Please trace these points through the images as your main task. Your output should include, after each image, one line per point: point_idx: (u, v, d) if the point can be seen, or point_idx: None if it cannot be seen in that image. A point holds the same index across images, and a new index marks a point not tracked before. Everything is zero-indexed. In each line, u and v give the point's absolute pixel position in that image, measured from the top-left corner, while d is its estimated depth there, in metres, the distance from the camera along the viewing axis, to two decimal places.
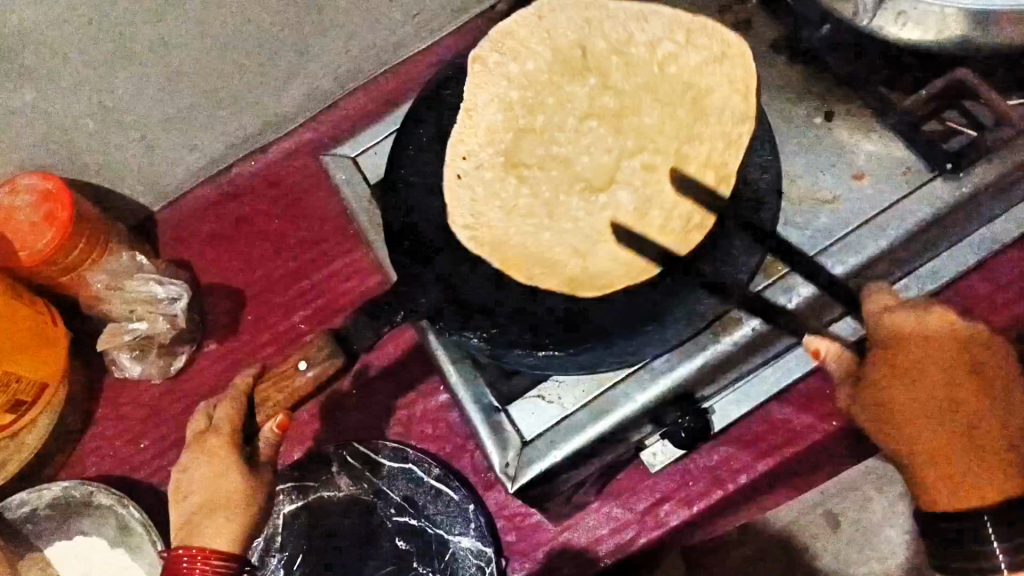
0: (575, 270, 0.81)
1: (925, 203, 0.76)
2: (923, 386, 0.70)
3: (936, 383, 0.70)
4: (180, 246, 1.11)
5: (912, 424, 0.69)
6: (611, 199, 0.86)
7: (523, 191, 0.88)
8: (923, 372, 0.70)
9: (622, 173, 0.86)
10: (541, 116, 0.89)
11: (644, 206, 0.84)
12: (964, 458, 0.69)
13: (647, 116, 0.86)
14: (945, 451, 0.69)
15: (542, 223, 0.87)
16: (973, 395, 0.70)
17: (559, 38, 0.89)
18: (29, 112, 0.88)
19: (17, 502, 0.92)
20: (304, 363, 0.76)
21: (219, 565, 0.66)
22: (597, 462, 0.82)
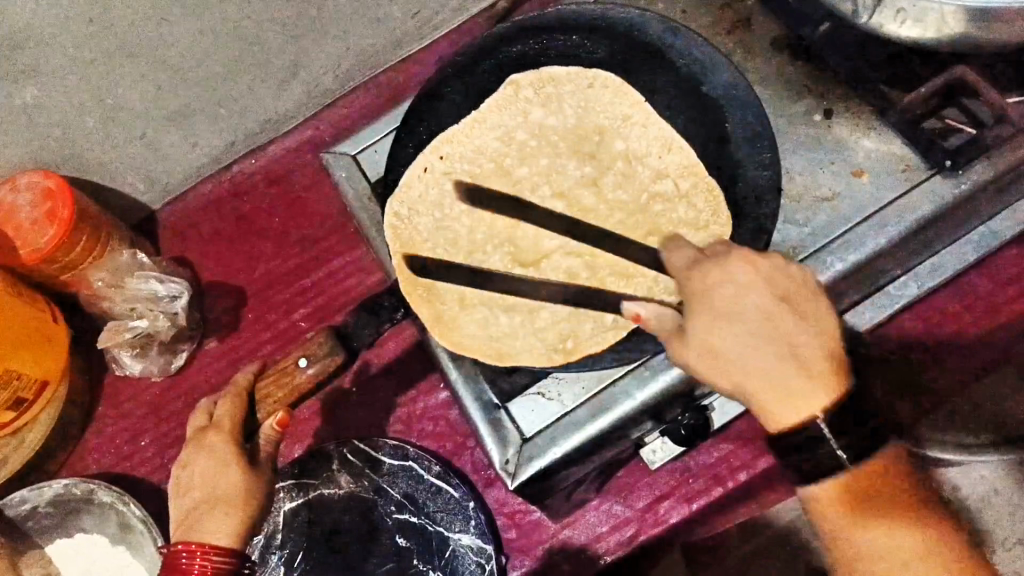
0: (446, 315, 0.83)
1: (928, 199, 0.76)
2: (727, 328, 0.63)
3: (738, 321, 0.63)
4: (180, 245, 1.12)
5: (730, 362, 0.62)
6: (518, 289, 0.84)
7: (462, 223, 0.87)
8: (723, 316, 0.63)
9: (547, 264, 0.84)
10: (523, 168, 0.87)
11: (545, 306, 0.83)
12: (786, 382, 0.61)
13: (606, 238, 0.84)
14: (769, 382, 0.61)
15: (455, 255, 0.86)
16: (770, 325, 0.62)
17: (593, 111, 0.86)
18: (29, 110, 0.88)
19: (17, 500, 0.92)
20: (304, 360, 0.73)
21: (219, 561, 0.66)
22: (597, 460, 0.82)
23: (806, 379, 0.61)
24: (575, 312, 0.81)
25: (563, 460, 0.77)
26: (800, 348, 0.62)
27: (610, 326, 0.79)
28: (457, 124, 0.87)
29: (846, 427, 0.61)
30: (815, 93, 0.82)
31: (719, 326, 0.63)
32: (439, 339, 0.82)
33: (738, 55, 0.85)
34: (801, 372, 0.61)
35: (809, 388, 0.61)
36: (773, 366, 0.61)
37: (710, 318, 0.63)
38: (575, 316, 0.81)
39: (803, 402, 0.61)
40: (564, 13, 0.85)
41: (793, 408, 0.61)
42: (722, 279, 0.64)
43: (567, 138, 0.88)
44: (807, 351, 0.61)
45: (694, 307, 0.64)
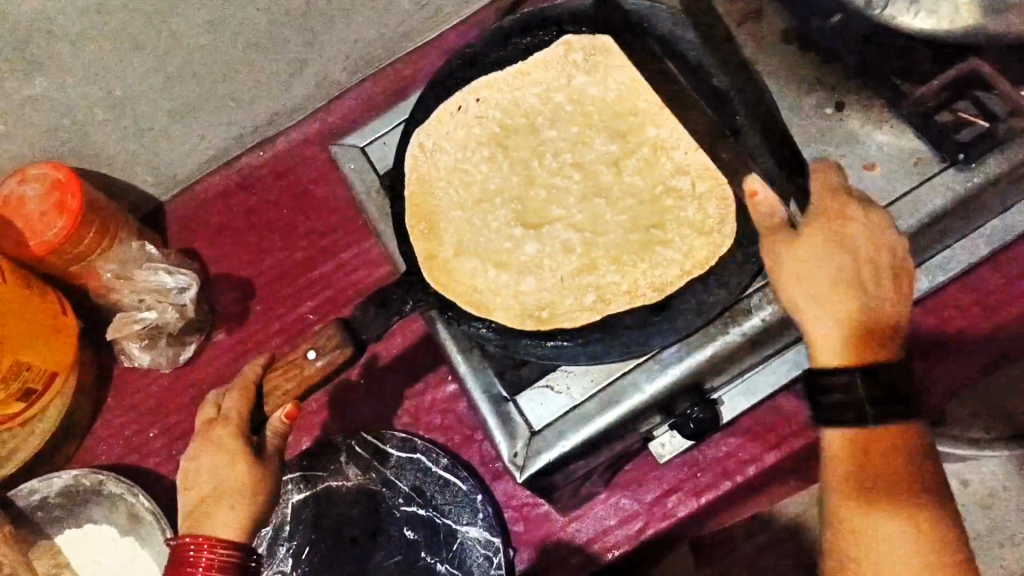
0: (439, 258, 0.82)
1: (938, 194, 0.76)
2: (830, 249, 0.63)
3: (845, 249, 0.62)
4: (189, 236, 1.12)
5: (814, 286, 0.63)
6: (514, 250, 0.83)
7: (479, 170, 0.87)
8: (837, 241, 0.63)
9: (550, 230, 0.83)
10: (551, 131, 0.86)
11: (536, 272, 0.82)
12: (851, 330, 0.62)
13: (608, 221, 0.82)
14: (831, 320, 0.63)
15: (463, 200, 0.86)
16: (868, 271, 0.63)
17: (635, 91, 0.86)
18: (40, 101, 0.88)
19: (28, 490, 0.92)
20: (313, 352, 0.71)
21: (226, 554, 0.67)
22: (606, 453, 0.81)
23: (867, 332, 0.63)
24: (563, 284, 0.80)
25: (570, 453, 0.77)
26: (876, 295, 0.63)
27: (588, 306, 0.78)
28: (501, 71, 0.86)
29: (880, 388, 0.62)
30: (828, 85, 0.81)
31: (829, 249, 0.63)
32: (427, 273, 0.80)
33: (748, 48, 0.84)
34: (874, 345, 0.63)
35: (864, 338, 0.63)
36: (853, 309, 0.62)
37: (823, 236, 0.63)
38: (562, 288, 0.80)
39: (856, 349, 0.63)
40: (574, 6, 0.85)
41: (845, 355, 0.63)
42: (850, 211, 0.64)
43: (602, 112, 0.86)
44: (882, 322, 0.63)
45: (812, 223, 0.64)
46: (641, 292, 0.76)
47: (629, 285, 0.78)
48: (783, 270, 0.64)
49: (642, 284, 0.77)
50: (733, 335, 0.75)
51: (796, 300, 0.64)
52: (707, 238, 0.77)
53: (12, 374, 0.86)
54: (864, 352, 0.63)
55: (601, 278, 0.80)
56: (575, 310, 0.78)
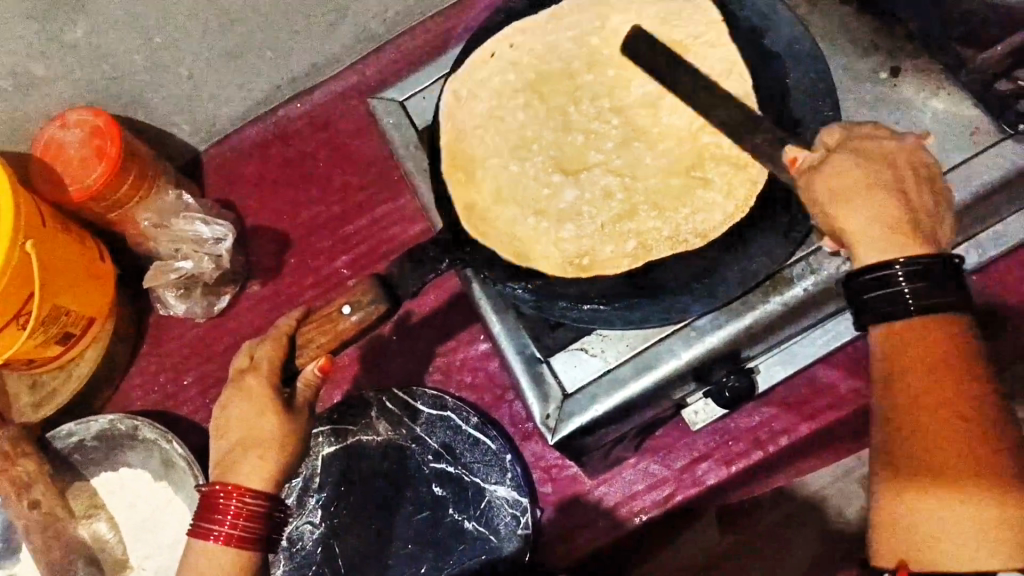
0: (478, 206, 0.77)
1: (994, 165, 0.74)
2: (871, 163, 0.58)
3: (886, 159, 0.58)
4: (226, 186, 1.11)
5: (859, 208, 0.57)
6: (552, 197, 0.78)
7: (516, 115, 0.81)
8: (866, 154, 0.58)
9: (588, 176, 0.77)
10: (589, 75, 0.80)
11: (575, 219, 0.76)
12: (885, 229, 0.57)
13: (647, 165, 0.76)
14: (881, 238, 0.57)
15: (499, 146, 0.80)
16: (931, 175, 0.59)
17: (669, 27, 0.79)
18: (81, 46, 0.88)
19: (65, 432, 0.93)
20: (348, 307, 0.69)
21: (254, 504, 0.69)
22: (637, 418, 0.81)
23: (908, 234, 0.57)
24: (603, 231, 0.75)
25: (603, 417, 0.77)
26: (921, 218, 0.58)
27: (629, 253, 0.73)
28: (534, 15, 0.82)
29: (940, 287, 0.56)
30: (884, 50, 0.78)
31: (869, 201, 0.57)
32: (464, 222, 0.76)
33: (802, 8, 0.81)
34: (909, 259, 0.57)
35: (909, 243, 0.57)
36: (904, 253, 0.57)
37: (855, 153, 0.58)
38: (602, 235, 0.75)
39: (887, 248, 0.57)
40: None
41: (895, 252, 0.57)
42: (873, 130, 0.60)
43: None
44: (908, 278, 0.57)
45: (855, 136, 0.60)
46: (683, 238, 0.72)
47: (671, 229, 0.73)
48: (836, 179, 0.58)
49: (687, 231, 0.73)
50: (773, 305, 0.74)
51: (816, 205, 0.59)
52: (745, 172, 0.73)
53: (50, 318, 0.87)
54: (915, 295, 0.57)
55: (643, 226, 0.74)
56: (618, 255, 0.74)
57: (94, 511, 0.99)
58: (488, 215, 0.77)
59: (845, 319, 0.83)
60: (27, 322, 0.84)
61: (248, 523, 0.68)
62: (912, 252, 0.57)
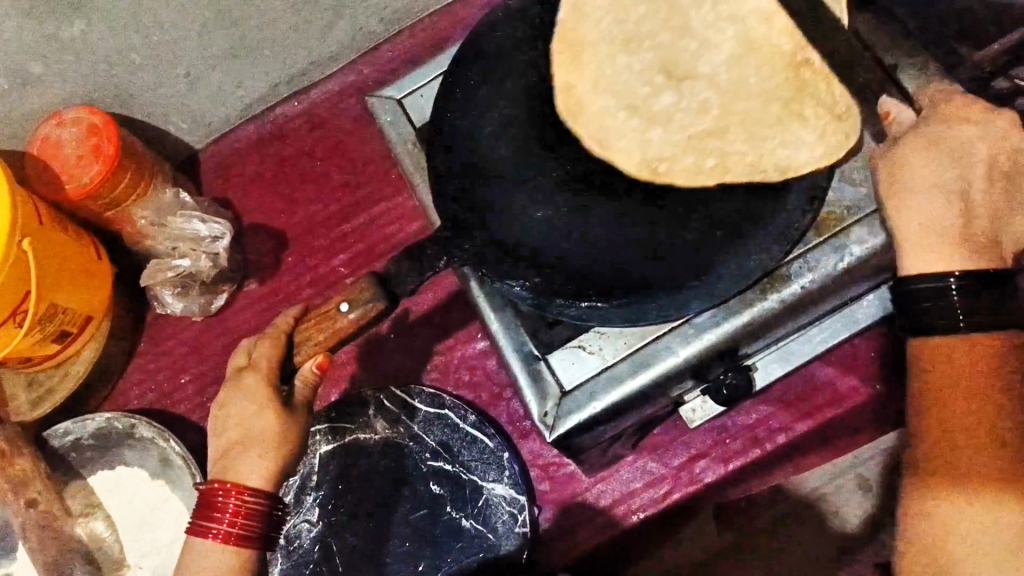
0: (575, 90, 0.80)
1: None
2: (949, 164, 0.67)
3: (960, 159, 0.66)
4: (224, 185, 1.11)
5: (915, 206, 0.68)
6: (650, 98, 0.80)
7: (638, 7, 0.81)
8: (940, 150, 0.67)
9: (691, 84, 0.79)
10: None
11: (664, 122, 0.79)
12: (931, 234, 0.68)
13: (750, 87, 0.77)
14: (923, 238, 0.68)
15: (612, 35, 0.82)
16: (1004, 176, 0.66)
17: None
18: (76, 43, 0.88)
19: (62, 431, 0.94)
20: (346, 305, 0.69)
21: (254, 503, 0.69)
22: (634, 415, 0.81)
23: (956, 241, 0.67)
24: (688, 140, 0.77)
25: (601, 414, 0.77)
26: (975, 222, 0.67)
27: (706, 170, 0.75)
28: None
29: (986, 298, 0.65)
30: None
31: (937, 200, 0.67)
32: (559, 103, 0.79)
33: None
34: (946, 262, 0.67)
35: (972, 253, 0.67)
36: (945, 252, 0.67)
37: (926, 150, 0.67)
38: (686, 145, 0.77)
39: (933, 253, 0.67)
40: None
41: (932, 256, 0.67)
42: (967, 115, 0.67)
43: None
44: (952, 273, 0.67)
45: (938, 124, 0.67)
46: (761, 168, 0.73)
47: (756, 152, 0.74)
48: (901, 173, 0.68)
49: (767, 161, 0.73)
50: (770, 302, 0.74)
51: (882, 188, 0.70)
52: (839, 123, 0.72)
53: (47, 317, 0.87)
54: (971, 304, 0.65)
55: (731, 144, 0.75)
56: (689, 173, 0.75)
57: (91, 510, 0.99)
58: (583, 100, 0.81)
59: (842, 317, 0.83)
60: (23, 321, 0.84)
61: (247, 521, 0.68)
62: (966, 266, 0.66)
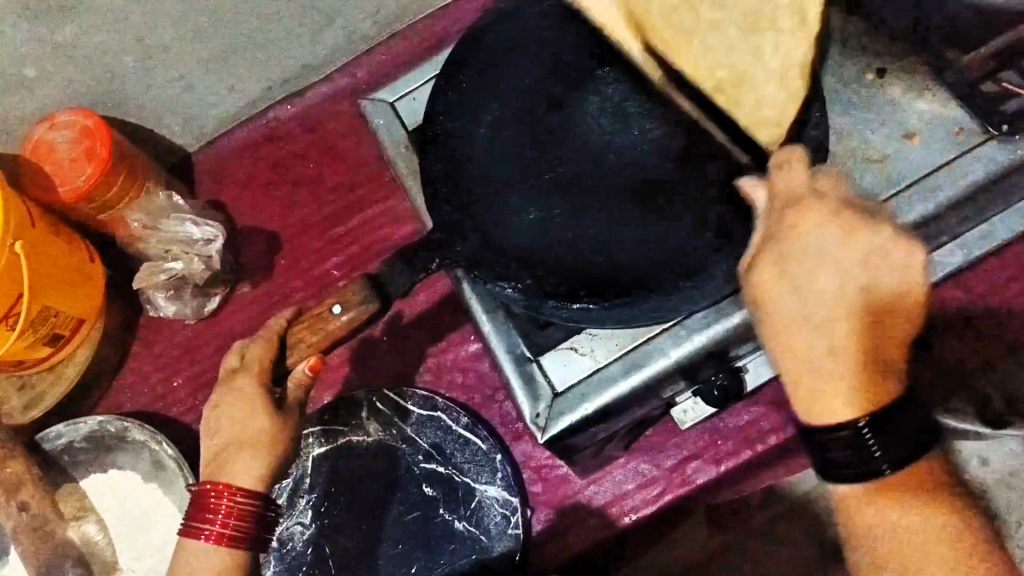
0: None
1: (977, 165, 0.75)
2: (787, 292, 0.58)
3: (796, 286, 0.58)
4: (217, 188, 1.11)
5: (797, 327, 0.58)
6: None
7: None
8: (785, 278, 0.58)
9: None
10: None
11: None
12: (818, 373, 0.58)
13: None
14: (820, 382, 0.58)
15: None
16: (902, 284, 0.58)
17: None
18: (69, 46, 0.88)
19: (54, 434, 0.96)
20: (338, 307, 0.71)
21: (245, 503, 0.69)
22: (626, 417, 0.81)
23: (855, 379, 0.58)
24: None
25: (593, 415, 0.77)
26: (850, 349, 0.57)
27: None
28: None
29: (892, 436, 0.58)
30: (870, 52, 0.79)
31: (818, 319, 0.58)
32: None
33: None
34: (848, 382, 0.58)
35: (857, 390, 0.58)
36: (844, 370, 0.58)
37: (776, 279, 0.59)
38: None
39: (836, 385, 0.58)
40: None
41: (837, 405, 0.58)
42: (807, 232, 0.58)
43: None
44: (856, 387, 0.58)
45: (799, 235, 0.58)
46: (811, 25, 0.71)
47: None
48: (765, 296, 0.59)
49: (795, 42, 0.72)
50: None
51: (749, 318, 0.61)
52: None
53: (40, 319, 0.87)
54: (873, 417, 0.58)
55: None
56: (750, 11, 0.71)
57: (82, 513, 0.99)
58: None
59: None
60: (16, 323, 0.84)
61: (240, 522, 0.68)
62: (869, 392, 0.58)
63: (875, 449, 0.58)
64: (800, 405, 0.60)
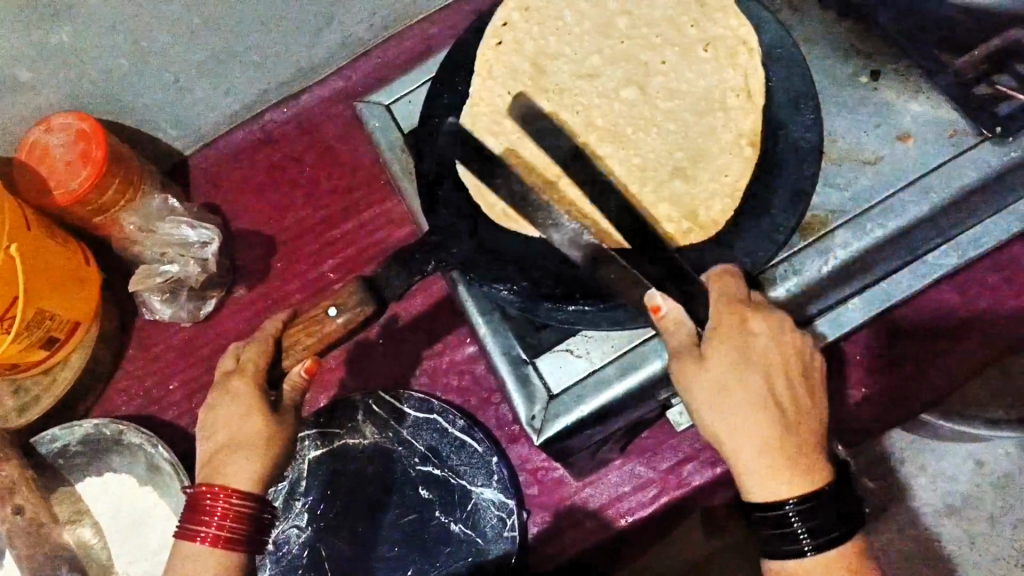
0: None
1: (972, 167, 0.75)
2: (739, 375, 0.64)
3: (750, 369, 0.65)
4: (213, 191, 1.11)
5: (727, 408, 0.65)
6: None
7: None
8: (740, 361, 0.65)
9: None
10: None
11: None
12: (758, 450, 0.64)
13: None
14: (763, 458, 0.64)
15: None
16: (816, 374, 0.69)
17: None
18: (64, 50, 0.88)
19: (49, 438, 0.93)
20: (334, 310, 0.70)
21: (240, 505, 0.69)
22: (621, 419, 0.81)
23: (797, 459, 0.64)
24: None
25: (589, 417, 0.77)
26: (794, 429, 0.65)
27: None
28: None
29: (825, 516, 0.64)
30: (863, 54, 0.79)
31: (749, 402, 0.64)
32: None
33: (783, 13, 0.83)
34: (780, 459, 0.64)
35: (800, 470, 0.65)
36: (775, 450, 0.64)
37: (731, 361, 0.64)
38: None
39: (769, 466, 0.64)
40: None
41: (779, 481, 0.64)
42: (753, 323, 0.66)
43: None
44: (790, 457, 0.64)
45: (747, 326, 0.65)
46: None
47: None
48: (701, 388, 0.65)
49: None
50: None
51: (694, 403, 0.66)
52: None
53: (35, 322, 0.87)
54: (799, 484, 0.64)
55: None
56: None
57: (78, 517, 0.99)
58: None
59: None
60: (11, 326, 0.84)
61: (235, 524, 0.69)
62: (794, 467, 0.64)
63: (800, 528, 0.64)
64: (744, 482, 0.66)
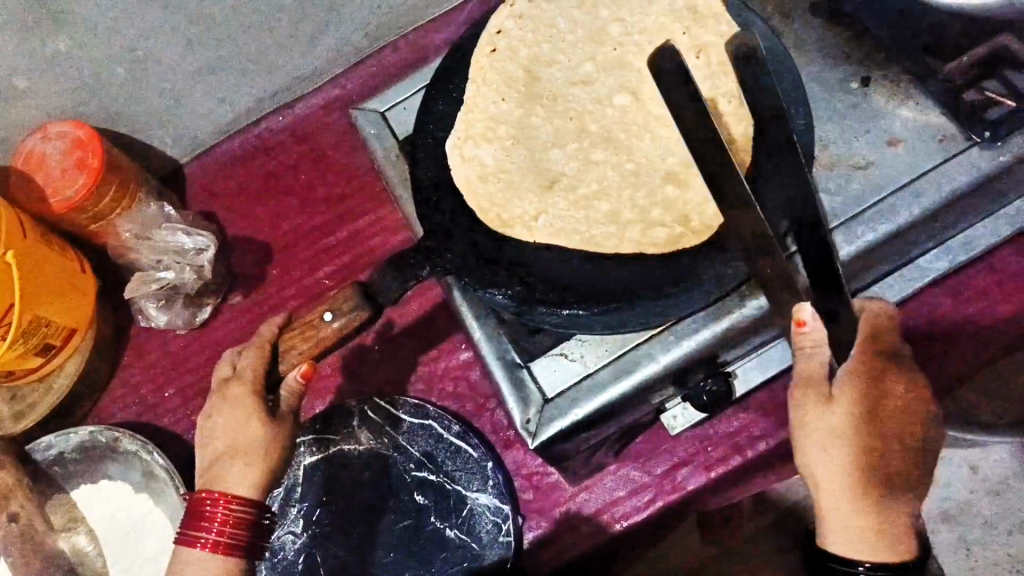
0: None
1: (963, 171, 0.76)
2: (862, 430, 0.65)
3: (871, 427, 0.65)
4: (209, 199, 1.12)
5: (836, 454, 0.66)
6: None
7: None
8: (865, 417, 0.65)
9: None
10: None
11: None
12: (855, 503, 0.66)
13: None
14: (857, 515, 0.67)
15: None
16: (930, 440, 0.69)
17: None
18: (61, 59, 0.88)
19: (45, 445, 0.94)
20: (330, 314, 0.70)
21: (241, 511, 0.69)
22: (616, 423, 0.81)
23: (888, 532, 0.67)
24: None
25: (584, 419, 0.78)
26: (892, 497, 0.66)
27: None
28: None
29: None
30: (855, 60, 0.80)
31: (861, 459, 0.66)
32: None
33: (775, 20, 0.82)
34: (872, 519, 0.66)
35: (889, 543, 0.67)
36: (870, 511, 0.66)
37: (854, 412, 0.65)
38: None
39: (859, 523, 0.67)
40: None
41: (862, 547, 0.67)
42: (890, 380, 0.66)
43: None
44: (882, 521, 0.67)
45: (885, 380, 0.66)
46: None
47: None
48: (816, 427, 0.67)
49: None
50: (750, 308, 0.74)
51: (804, 440, 0.68)
52: None
53: (31, 329, 0.87)
54: (885, 548, 0.66)
55: None
56: None
57: (73, 524, 0.99)
58: None
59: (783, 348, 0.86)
60: (7, 332, 0.84)
61: (234, 530, 0.69)
62: (883, 531, 0.66)
63: None
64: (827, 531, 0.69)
